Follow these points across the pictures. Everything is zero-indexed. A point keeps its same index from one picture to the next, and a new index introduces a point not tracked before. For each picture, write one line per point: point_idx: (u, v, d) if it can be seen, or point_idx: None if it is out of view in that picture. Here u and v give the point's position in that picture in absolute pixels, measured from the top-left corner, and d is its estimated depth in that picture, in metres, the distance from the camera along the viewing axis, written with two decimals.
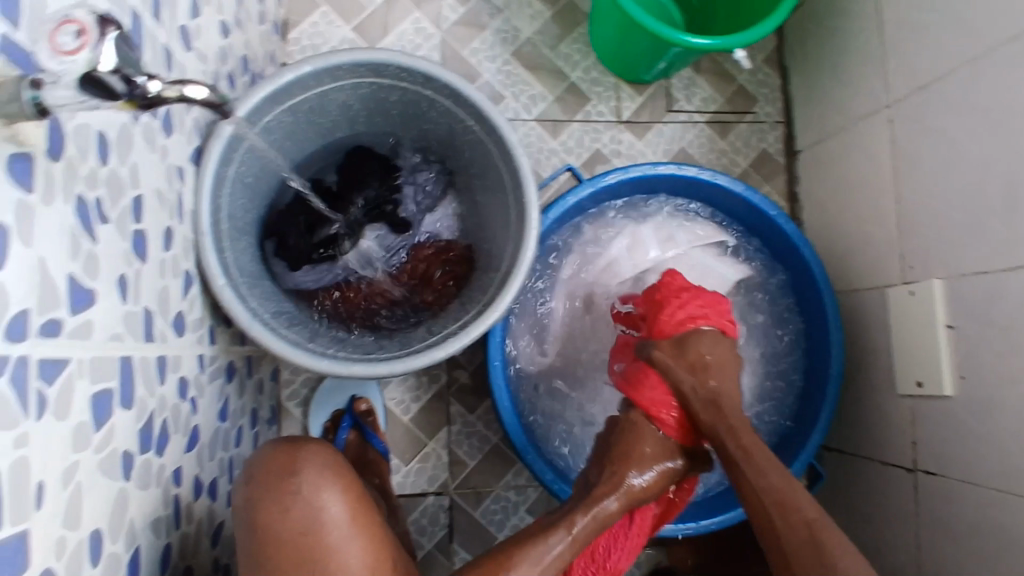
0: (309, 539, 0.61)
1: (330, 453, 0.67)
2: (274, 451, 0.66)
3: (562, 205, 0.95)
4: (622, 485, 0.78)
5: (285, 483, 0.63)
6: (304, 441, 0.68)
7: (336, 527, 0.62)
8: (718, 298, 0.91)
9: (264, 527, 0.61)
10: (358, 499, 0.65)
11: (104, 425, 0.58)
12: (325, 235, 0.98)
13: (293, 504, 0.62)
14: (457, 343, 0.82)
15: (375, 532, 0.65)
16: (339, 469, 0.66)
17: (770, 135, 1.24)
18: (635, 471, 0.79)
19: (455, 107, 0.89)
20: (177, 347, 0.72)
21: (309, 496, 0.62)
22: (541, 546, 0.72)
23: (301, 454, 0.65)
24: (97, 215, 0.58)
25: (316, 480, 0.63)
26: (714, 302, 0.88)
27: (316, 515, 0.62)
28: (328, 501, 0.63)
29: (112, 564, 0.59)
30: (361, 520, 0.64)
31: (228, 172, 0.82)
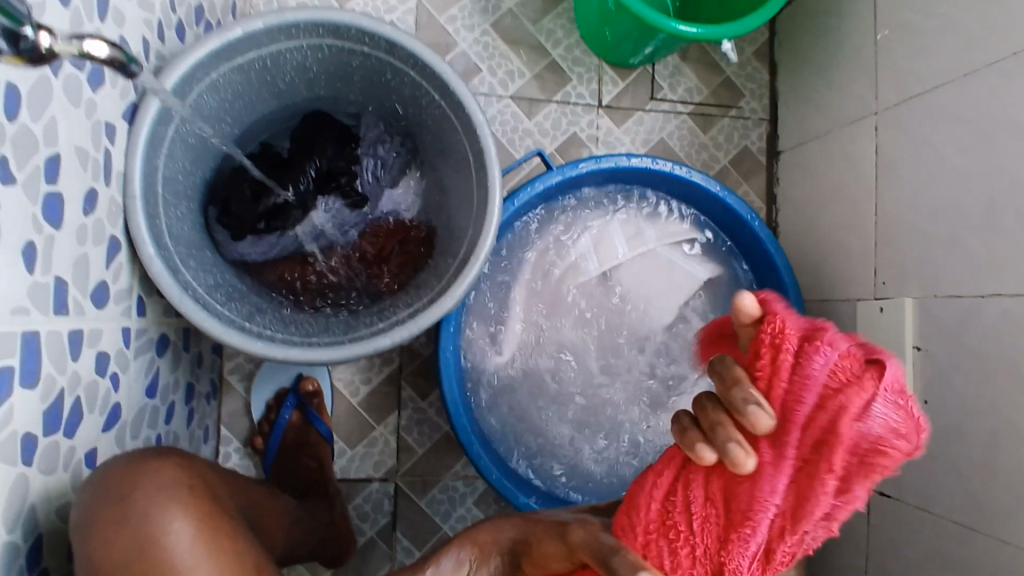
0: (140, 570, 0.49)
1: (171, 474, 0.56)
2: (111, 471, 0.55)
3: (529, 191, 0.90)
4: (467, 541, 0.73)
5: (110, 509, 0.51)
6: (150, 459, 0.57)
7: (177, 555, 0.51)
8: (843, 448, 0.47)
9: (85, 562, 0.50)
10: (210, 523, 0.55)
11: (0, 407, 0.53)
12: (271, 205, 0.91)
13: (120, 530, 0.51)
14: (404, 332, 0.78)
15: (233, 560, 0.54)
16: (186, 493, 0.55)
17: (752, 132, 1.19)
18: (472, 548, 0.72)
19: (420, 79, 0.84)
20: (96, 320, 0.67)
21: (140, 521, 0.51)
22: None
23: (139, 474, 0.54)
24: (1, 176, 0.52)
25: (155, 500, 0.53)
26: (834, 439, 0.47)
27: (148, 541, 0.50)
28: (164, 525, 0.52)
29: (7, 553, 0.55)
30: (214, 545, 0.53)
31: (166, 132, 0.76)
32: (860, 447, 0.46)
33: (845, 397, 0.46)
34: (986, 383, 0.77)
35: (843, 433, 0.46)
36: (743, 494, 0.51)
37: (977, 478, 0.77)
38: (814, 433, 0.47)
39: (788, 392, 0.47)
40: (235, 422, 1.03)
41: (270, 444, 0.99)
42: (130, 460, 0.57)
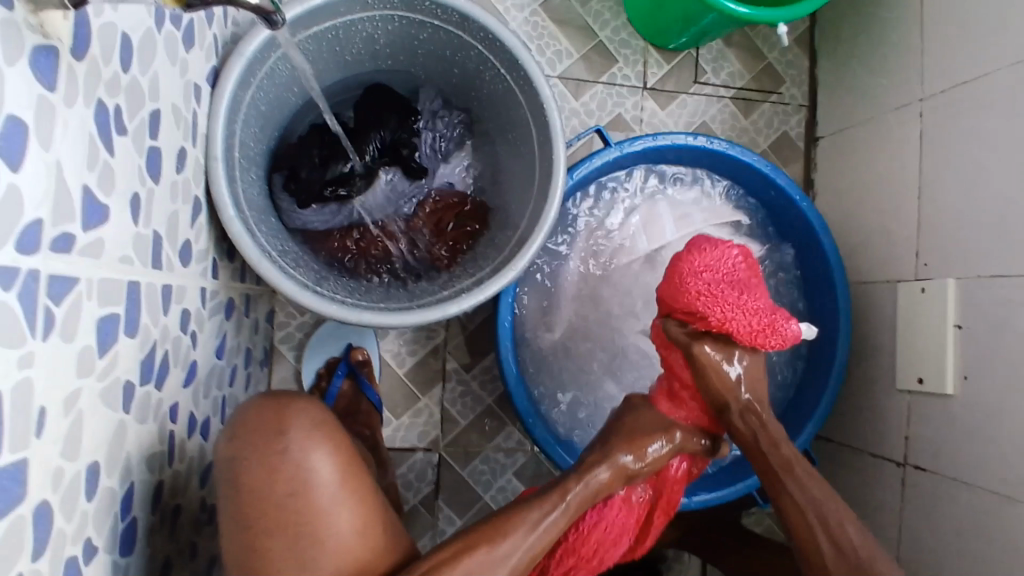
0: (295, 502, 0.57)
1: (320, 408, 0.62)
2: (265, 402, 0.60)
3: (589, 165, 0.92)
4: (613, 460, 0.74)
5: (272, 441, 0.58)
6: (300, 394, 0.63)
7: (325, 491, 0.58)
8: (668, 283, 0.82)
9: (245, 485, 0.57)
10: (352, 461, 0.61)
11: (108, 352, 0.54)
12: (338, 173, 0.92)
13: (281, 462, 0.57)
14: (471, 300, 0.79)
15: (368, 495, 0.61)
16: (334, 431, 0.61)
17: (792, 118, 1.21)
18: (627, 450, 0.75)
19: (488, 53, 0.85)
20: (182, 276, 0.68)
21: (298, 457, 0.58)
22: (535, 512, 0.67)
23: (290, 410, 0.60)
24: (116, 125, 0.53)
25: (308, 440, 0.59)
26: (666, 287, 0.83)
27: (302, 477, 0.57)
28: (318, 463, 0.58)
29: (107, 499, 0.56)
30: (353, 484, 0.60)
31: (245, 97, 0.77)
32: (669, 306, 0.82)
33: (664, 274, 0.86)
34: None
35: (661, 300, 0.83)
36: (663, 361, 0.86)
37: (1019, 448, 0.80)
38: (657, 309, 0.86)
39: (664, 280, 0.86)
40: None
41: None
42: (284, 393, 0.62)
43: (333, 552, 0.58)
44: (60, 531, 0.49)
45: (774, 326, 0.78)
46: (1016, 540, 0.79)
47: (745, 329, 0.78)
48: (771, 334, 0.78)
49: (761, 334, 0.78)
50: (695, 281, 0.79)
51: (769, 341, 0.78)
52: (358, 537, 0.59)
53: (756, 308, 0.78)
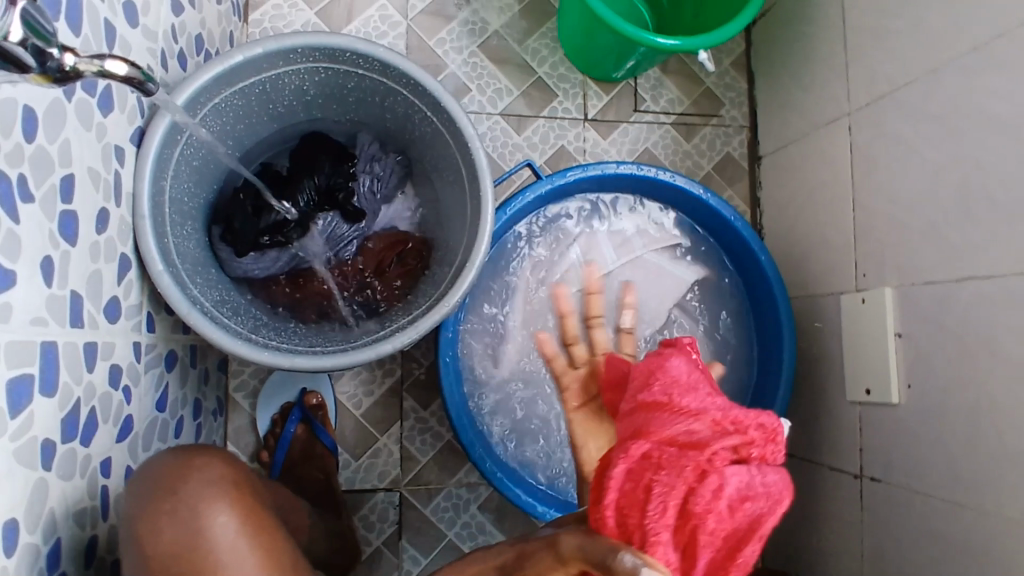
0: (186, 564, 0.55)
1: (218, 466, 0.61)
2: (161, 466, 0.60)
3: (520, 201, 0.93)
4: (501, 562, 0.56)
5: (160, 503, 0.57)
6: (201, 455, 0.62)
7: (221, 547, 0.56)
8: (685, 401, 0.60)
9: (138, 548, 0.56)
10: (254, 518, 0.60)
11: (22, 413, 0.55)
12: (272, 221, 0.93)
13: (171, 523, 0.56)
14: (404, 338, 0.80)
15: (273, 553, 0.59)
16: (231, 486, 0.60)
17: (734, 139, 1.23)
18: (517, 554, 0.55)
19: (414, 97, 0.88)
20: (110, 333, 0.69)
21: (189, 516, 0.57)
22: None
23: (185, 469, 0.60)
24: (20, 193, 0.55)
25: (201, 497, 0.58)
26: (677, 413, 0.59)
27: (195, 536, 0.56)
28: (213, 521, 0.57)
29: (28, 556, 0.56)
30: (254, 542, 0.58)
31: (173, 155, 0.80)
32: (717, 441, 0.54)
33: (656, 397, 0.62)
34: (968, 363, 0.79)
35: (682, 420, 0.58)
36: (640, 491, 0.53)
37: (964, 453, 0.79)
38: (672, 433, 0.57)
39: (647, 403, 0.63)
40: (240, 439, 1.05)
41: (276, 457, 1.01)
42: (182, 453, 0.62)
43: None
44: None
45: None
46: (968, 547, 0.78)
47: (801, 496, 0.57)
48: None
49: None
50: (762, 426, 0.56)
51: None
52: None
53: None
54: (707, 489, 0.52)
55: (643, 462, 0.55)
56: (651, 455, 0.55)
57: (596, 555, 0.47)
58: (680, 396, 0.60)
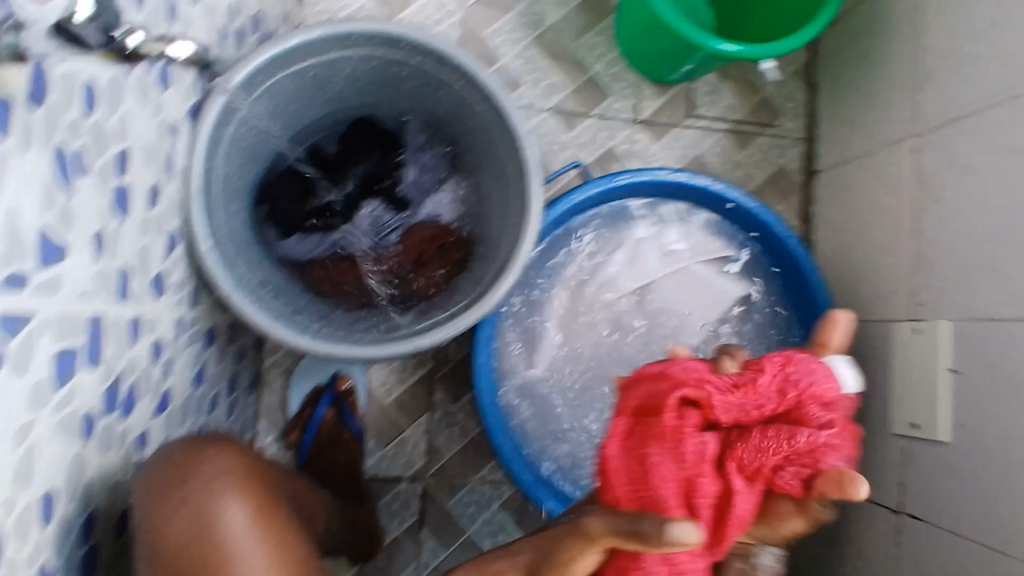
0: (196, 552, 0.56)
1: (225, 456, 0.62)
2: (172, 455, 0.60)
3: (568, 201, 0.91)
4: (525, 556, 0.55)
5: (169, 492, 0.57)
6: (211, 445, 0.63)
7: (233, 537, 0.57)
8: (655, 371, 0.62)
9: (149, 535, 0.57)
10: (264, 508, 0.60)
11: (66, 384, 0.56)
12: (316, 205, 0.96)
13: (179, 513, 0.57)
14: (442, 333, 0.80)
15: (283, 542, 0.60)
16: (242, 476, 0.61)
17: (789, 151, 1.20)
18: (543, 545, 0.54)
19: (468, 91, 0.86)
20: (154, 308, 0.70)
21: (199, 506, 0.57)
22: None
23: (197, 458, 0.60)
24: (77, 167, 0.55)
25: (212, 486, 0.58)
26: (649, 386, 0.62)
27: (207, 525, 0.57)
28: (223, 511, 0.58)
29: (62, 527, 0.57)
30: (263, 532, 0.59)
31: (227, 134, 0.80)
32: (681, 400, 0.59)
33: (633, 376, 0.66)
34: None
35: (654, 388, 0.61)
36: (635, 465, 0.57)
37: (1012, 501, 0.76)
38: (645, 406, 0.60)
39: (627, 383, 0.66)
40: (271, 417, 1.06)
41: (305, 438, 1.02)
42: (194, 441, 0.63)
43: None
44: (11, 558, 0.50)
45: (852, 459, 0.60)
46: None
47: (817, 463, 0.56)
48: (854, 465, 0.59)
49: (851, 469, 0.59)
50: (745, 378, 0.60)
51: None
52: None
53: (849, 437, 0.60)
54: (698, 445, 0.56)
55: (631, 436, 0.59)
56: (634, 431, 0.59)
57: (634, 525, 0.45)
58: (650, 368, 0.64)
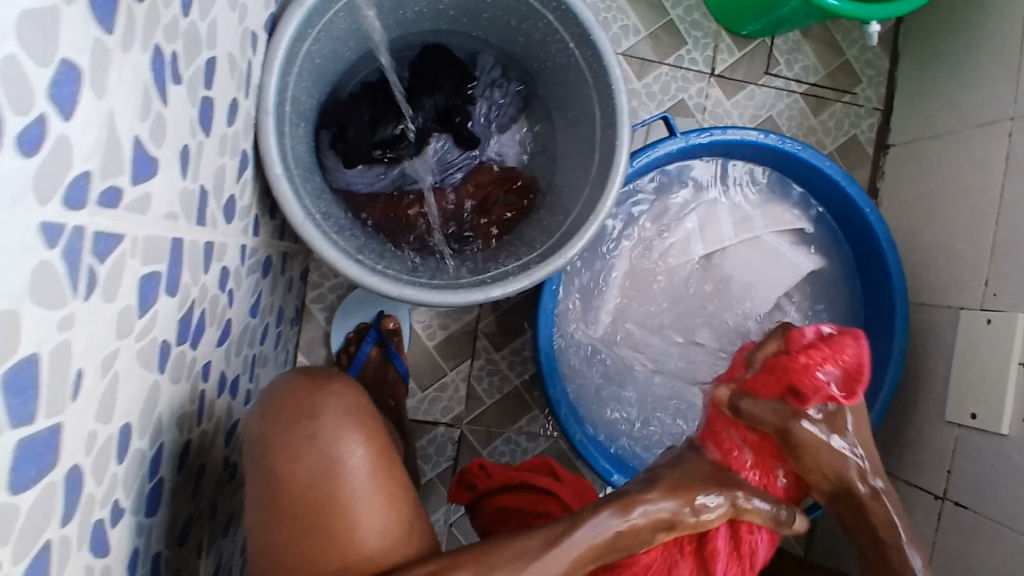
0: (320, 488, 0.59)
1: (353, 396, 0.64)
2: (296, 389, 0.63)
3: (651, 154, 0.86)
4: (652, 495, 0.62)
5: (301, 425, 0.61)
6: (332, 381, 0.65)
7: (354, 477, 0.59)
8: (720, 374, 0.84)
9: (277, 466, 0.60)
10: (383, 454, 0.62)
11: (149, 311, 0.51)
12: (388, 135, 0.88)
13: (308, 447, 0.60)
14: (515, 286, 0.76)
15: (395, 490, 0.62)
16: (363, 416, 0.63)
17: (864, 121, 1.15)
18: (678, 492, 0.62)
19: (559, 25, 0.79)
20: (224, 232, 0.65)
21: (325, 442, 0.60)
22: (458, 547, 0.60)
23: (322, 394, 0.63)
24: (172, 72, 0.49)
25: (337, 425, 0.61)
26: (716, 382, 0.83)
27: (332, 463, 0.59)
28: (346, 451, 0.60)
29: (136, 462, 0.53)
30: (381, 472, 0.61)
31: (302, 49, 0.74)
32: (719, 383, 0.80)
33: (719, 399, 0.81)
34: None
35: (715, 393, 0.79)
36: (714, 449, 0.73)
37: None
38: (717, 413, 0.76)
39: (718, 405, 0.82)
40: (312, 351, 1.04)
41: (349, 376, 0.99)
42: (316, 378, 0.65)
43: (365, 541, 0.59)
44: (90, 495, 0.47)
45: (813, 380, 0.69)
46: None
47: (753, 390, 0.72)
48: (806, 386, 0.69)
49: (813, 398, 0.69)
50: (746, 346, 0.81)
51: (858, 390, 0.71)
52: (386, 525, 0.60)
53: (814, 364, 0.70)
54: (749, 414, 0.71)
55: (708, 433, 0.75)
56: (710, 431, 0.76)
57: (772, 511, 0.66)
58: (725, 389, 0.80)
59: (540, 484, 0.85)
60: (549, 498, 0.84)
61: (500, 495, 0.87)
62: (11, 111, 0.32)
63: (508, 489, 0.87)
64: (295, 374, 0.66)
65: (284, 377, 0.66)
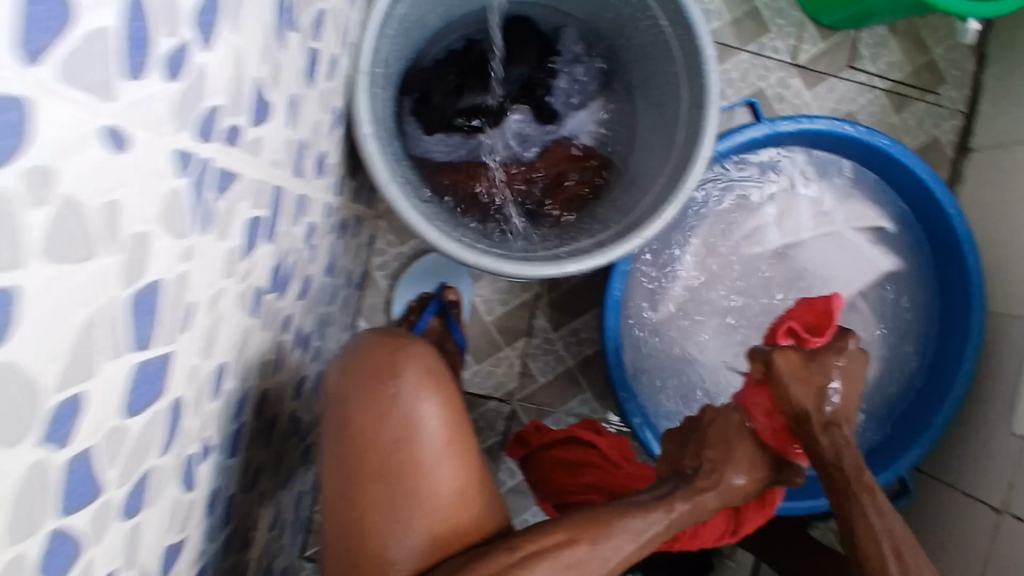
0: (401, 448, 0.59)
1: (429, 359, 0.64)
2: (376, 347, 0.63)
3: (734, 138, 0.86)
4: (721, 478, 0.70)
5: (384, 383, 0.61)
6: (410, 340, 0.65)
7: (433, 439, 0.60)
8: None
9: (357, 422, 0.60)
10: (457, 418, 0.63)
11: (251, 255, 0.52)
12: (471, 103, 0.89)
13: (391, 404, 0.60)
14: (591, 262, 0.75)
15: (469, 454, 0.63)
16: (441, 379, 0.63)
17: (946, 122, 1.11)
18: (737, 471, 0.71)
19: (653, 1, 0.77)
20: (314, 188, 0.66)
21: (407, 403, 0.60)
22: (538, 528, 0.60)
23: (403, 354, 0.63)
24: (291, 19, 0.49)
25: (418, 386, 0.61)
26: None
27: (412, 424, 0.60)
28: (426, 413, 0.60)
29: (228, 402, 0.55)
30: (458, 436, 0.62)
31: (397, 12, 0.74)
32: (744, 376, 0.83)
33: None
34: None
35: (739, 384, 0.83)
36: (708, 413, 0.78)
37: None
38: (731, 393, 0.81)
39: None
40: (373, 316, 1.05)
41: None
42: (393, 336, 0.65)
43: (441, 503, 0.59)
44: (187, 430, 0.47)
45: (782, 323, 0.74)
46: None
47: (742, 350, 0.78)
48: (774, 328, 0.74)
49: (784, 335, 0.73)
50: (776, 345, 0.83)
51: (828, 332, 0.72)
52: (462, 488, 0.61)
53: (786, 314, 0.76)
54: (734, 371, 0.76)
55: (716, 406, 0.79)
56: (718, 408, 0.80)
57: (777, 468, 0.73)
58: None
59: (583, 437, 0.86)
60: (592, 448, 0.85)
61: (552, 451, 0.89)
62: (162, 30, 0.32)
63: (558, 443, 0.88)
64: (371, 332, 0.66)
65: (360, 334, 0.66)
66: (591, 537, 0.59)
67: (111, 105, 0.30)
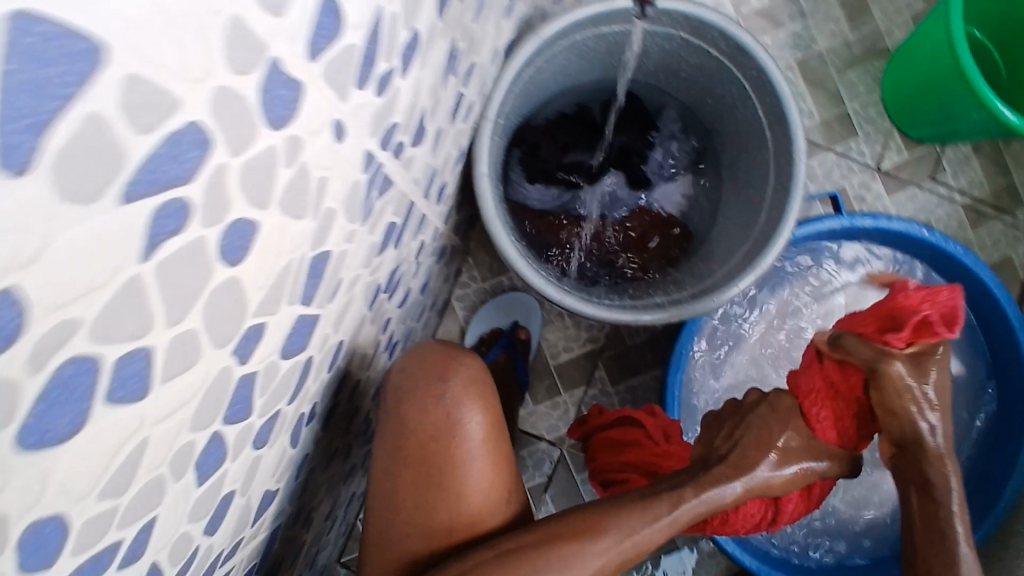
0: (437, 443, 0.66)
1: (478, 370, 0.71)
2: (433, 353, 0.70)
3: (814, 227, 0.92)
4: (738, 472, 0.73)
5: (434, 384, 0.68)
6: (463, 352, 0.72)
7: (469, 441, 0.66)
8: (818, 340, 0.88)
9: (405, 414, 0.67)
10: (495, 428, 0.69)
11: (382, 253, 0.60)
12: (574, 160, 1.00)
13: (435, 404, 0.67)
14: (664, 317, 0.81)
15: (500, 462, 0.68)
16: (486, 391, 0.70)
17: (1021, 244, 1.14)
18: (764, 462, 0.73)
19: (752, 92, 0.85)
20: (433, 210, 0.75)
21: (451, 404, 0.67)
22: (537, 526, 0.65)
23: (455, 363, 0.70)
24: (453, 64, 0.59)
25: (463, 392, 0.68)
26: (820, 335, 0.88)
27: (452, 424, 0.66)
28: (467, 417, 0.67)
29: (335, 377, 0.63)
30: (492, 444, 0.68)
31: (525, 73, 0.84)
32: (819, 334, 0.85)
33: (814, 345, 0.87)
34: None
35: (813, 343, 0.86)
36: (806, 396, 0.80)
37: None
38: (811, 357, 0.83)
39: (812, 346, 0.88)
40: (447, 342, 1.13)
41: None
42: (450, 347, 0.72)
43: (463, 499, 0.65)
44: (308, 388, 0.55)
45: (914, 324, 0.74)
46: None
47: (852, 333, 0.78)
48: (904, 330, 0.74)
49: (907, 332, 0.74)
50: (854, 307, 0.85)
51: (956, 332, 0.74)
52: (484, 491, 0.66)
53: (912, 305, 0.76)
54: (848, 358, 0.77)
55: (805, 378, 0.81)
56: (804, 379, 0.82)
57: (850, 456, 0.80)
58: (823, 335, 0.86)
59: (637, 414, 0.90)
60: (638, 428, 0.89)
61: (603, 431, 0.93)
62: (386, 54, 0.41)
63: (614, 424, 0.93)
64: (434, 341, 0.74)
65: (424, 341, 0.74)
66: (578, 545, 0.64)
67: (345, 103, 0.38)
